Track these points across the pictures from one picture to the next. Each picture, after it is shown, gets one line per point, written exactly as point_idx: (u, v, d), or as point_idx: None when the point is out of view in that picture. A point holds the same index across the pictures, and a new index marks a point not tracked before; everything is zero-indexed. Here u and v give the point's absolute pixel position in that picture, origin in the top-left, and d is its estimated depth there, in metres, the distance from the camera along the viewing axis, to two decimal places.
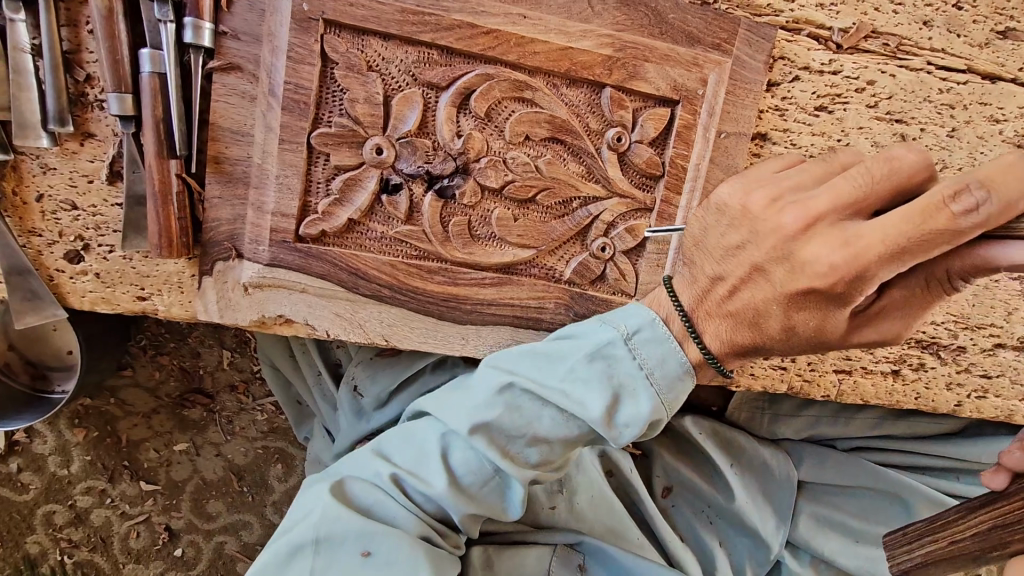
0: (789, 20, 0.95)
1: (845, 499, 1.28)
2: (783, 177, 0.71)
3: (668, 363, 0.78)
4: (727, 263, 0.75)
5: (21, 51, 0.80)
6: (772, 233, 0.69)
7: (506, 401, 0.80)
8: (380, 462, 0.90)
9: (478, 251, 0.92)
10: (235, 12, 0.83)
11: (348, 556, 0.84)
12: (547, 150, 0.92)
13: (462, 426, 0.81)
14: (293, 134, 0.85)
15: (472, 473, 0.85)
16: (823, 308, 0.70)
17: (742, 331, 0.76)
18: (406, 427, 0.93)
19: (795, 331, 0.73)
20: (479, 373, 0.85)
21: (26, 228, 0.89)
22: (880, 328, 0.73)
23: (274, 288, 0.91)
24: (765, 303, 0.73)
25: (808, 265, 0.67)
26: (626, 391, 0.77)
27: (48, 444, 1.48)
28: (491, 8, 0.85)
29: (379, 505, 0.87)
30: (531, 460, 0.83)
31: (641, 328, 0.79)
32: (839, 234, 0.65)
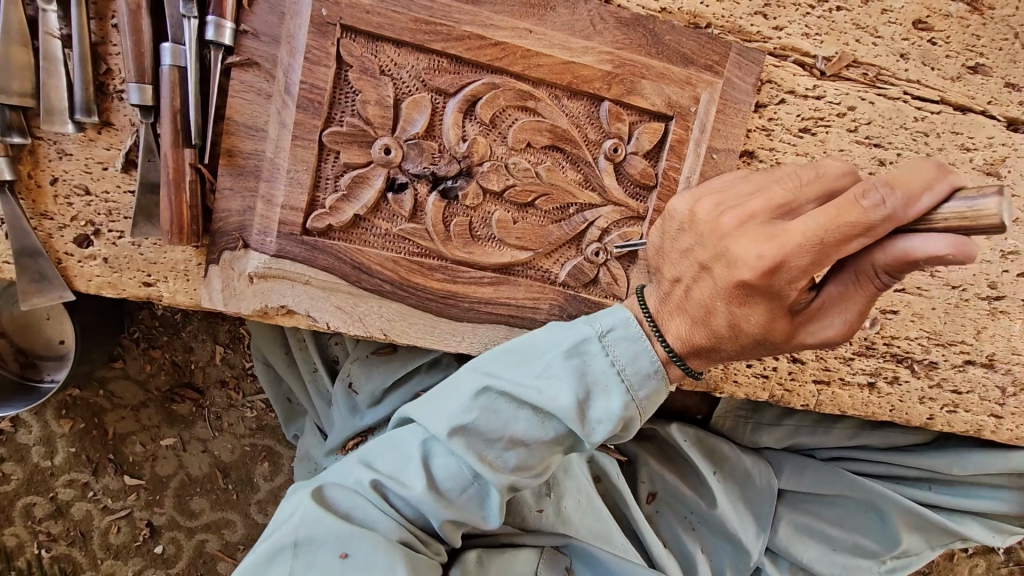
0: (777, 46, 1.02)
1: (824, 506, 1.35)
2: (732, 190, 0.77)
3: (639, 361, 0.81)
4: (681, 264, 0.80)
5: (52, 38, 0.84)
6: (713, 237, 0.74)
7: (483, 403, 0.83)
8: (363, 469, 0.92)
9: (478, 252, 0.96)
10: (257, 12, 0.87)
11: (329, 559, 0.86)
12: (547, 157, 0.96)
13: (441, 428, 0.84)
14: (306, 131, 0.89)
15: (451, 478, 0.87)
16: (762, 304, 0.73)
17: (699, 331, 0.79)
18: (390, 434, 0.95)
19: (740, 327, 0.76)
20: (461, 376, 0.88)
21: (38, 210, 0.91)
22: (826, 327, 0.74)
23: (277, 278, 0.94)
24: (711, 300, 0.76)
25: (738, 259, 0.71)
26: (598, 387, 0.81)
27: (33, 435, 1.47)
28: (501, 22, 0.91)
29: (359, 511, 0.89)
30: (508, 463, 0.85)
31: (614, 328, 0.82)
32: (767, 230, 0.69)
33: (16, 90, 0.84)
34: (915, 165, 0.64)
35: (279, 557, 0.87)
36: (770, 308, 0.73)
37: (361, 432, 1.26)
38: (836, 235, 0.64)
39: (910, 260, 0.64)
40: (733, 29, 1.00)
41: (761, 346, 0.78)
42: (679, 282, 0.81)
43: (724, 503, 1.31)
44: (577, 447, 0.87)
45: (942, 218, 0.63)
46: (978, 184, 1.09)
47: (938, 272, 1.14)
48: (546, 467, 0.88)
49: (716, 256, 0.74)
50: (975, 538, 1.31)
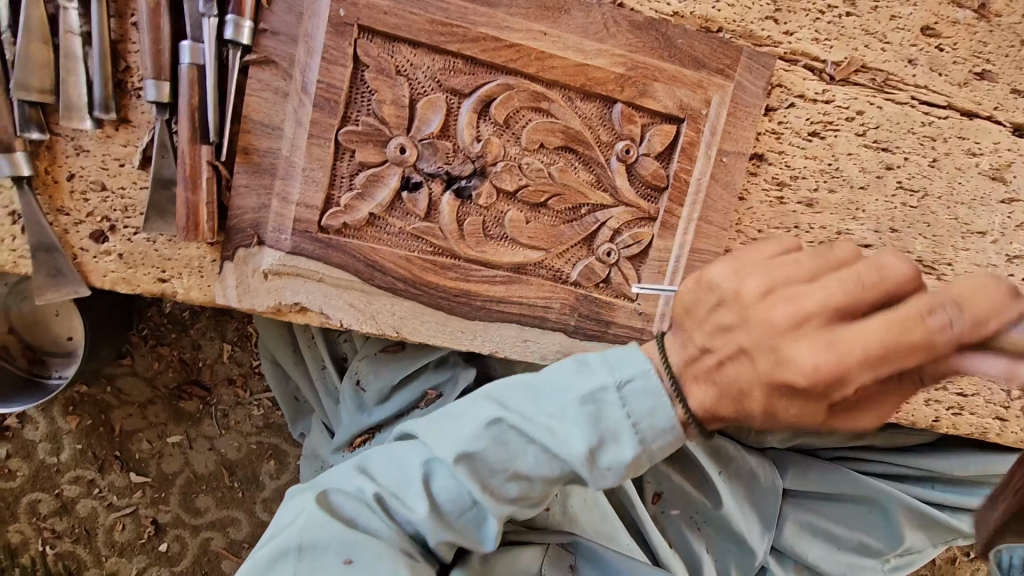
0: (787, 51, 1.03)
1: (829, 506, 1.36)
2: (779, 267, 0.71)
3: (655, 415, 0.76)
4: (717, 339, 0.74)
5: (71, 35, 0.85)
6: (761, 325, 0.69)
7: (492, 435, 0.81)
8: (367, 478, 0.92)
9: (491, 251, 0.97)
10: (275, 12, 0.88)
11: (327, 565, 0.86)
12: (560, 158, 0.97)
13: (447, 456, 0.82)
14: (322, 130, 0.90)
15: (452, 501, 0.87)
16: (805, 403, 0.69)
17: (724, 404, 0.74)
18: (392, 449, 0.93)
19: (774, 416, 0.72)
20: (470, 406, 0.85)
21: (55, 205, 0.92)
22: (860, 420, 0.72)
23: (291, 275, 0.94)
24: (748, 385, 0.71)
25: (791, 361, 0.66)
26: (610, 436, 0.77)
27: (39, 431, 1.48)
28: (516, 24, 0.92)
29: (360, 518, 0.89)
30: (508, 495, 0.83)
31: (635, 377, 0.77)
32: (826, 336, 0.66)
33: (35, 86, 0.85)
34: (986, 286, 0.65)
35: (279, 558, 0.87)
36: (812, 406, 0.69)
37: (369, 430, 1.26)
38: (898, 351, 0.64)
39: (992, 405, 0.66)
40: (744, 33, 1.01)
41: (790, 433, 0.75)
42: (709, 355, 0.75)
43: (730, 504, 1.31)
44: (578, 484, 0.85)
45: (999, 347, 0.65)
46: (984, 189, 1.11)
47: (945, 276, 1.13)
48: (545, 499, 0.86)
49: (759, 344, 0.69)
50: None
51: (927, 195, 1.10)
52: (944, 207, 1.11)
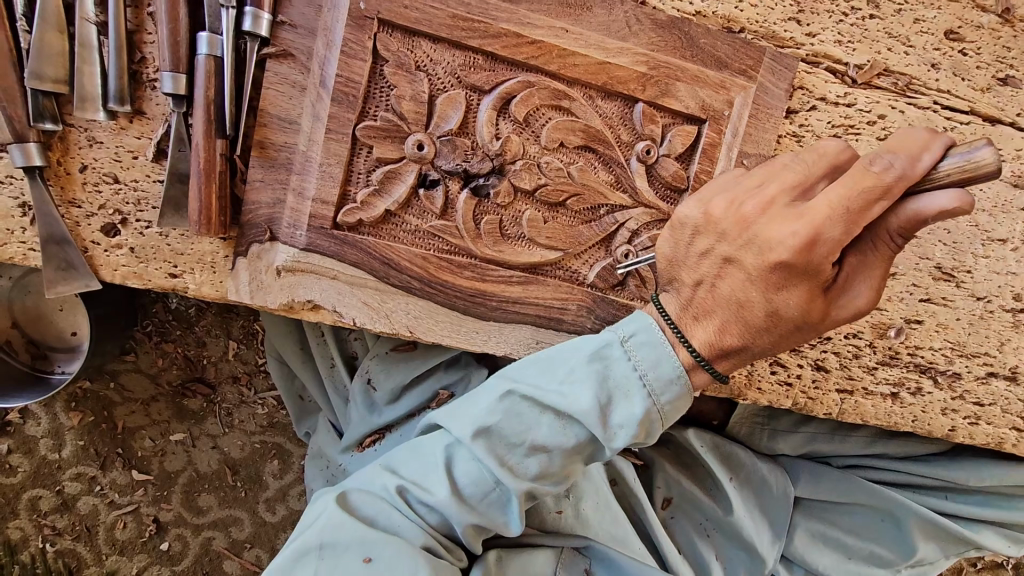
0: (809, 53, 1.02)
1: (840, 514, 1.35)
2: (734, 184, 0.78)
3: (662, 365, 0.79)
4: (702, 264, 0.79)
5: (87, 23, 0.84)
6: (738, 225, 0.74)
7: (506, 405, 0.82)
8: (386, 475, 0.91)
9: (508, 250, 0.95)
10: (295, 5, 0.87)
11: (352, 564, 0.84)
12: (579, 157, 0.96)
13: (465, 429, 0.83)
14: (340, 125, 0.89)
15: (473, 484, 0.85)
16: (799, 286, 0.73)
17: (731, 333, 0.79)
18: (413, 442, 0.94)
19: (779, 315, 0.75)
20: (484, 383, 0.88)
21: (66, 197, 0.90)
22: (855, 300, 0.74)
23: (305, 273, 0.93)
24: (745, 292, 0.76)
25: (773, 244, 0.71)
26: (620, 392, 0.79)
27: (41, 427, 1.46)
28: (538, 20, 0.90)
29: (383, 514, 0.88)
30: (530, 470, 0.83)
31: (636, 332, 0.81)
32: (793, 211, 0.71)
33: (51, 76, 0.84)
34: (907, 130, 0.66)
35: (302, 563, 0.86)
36: (807, 289, 0.73)
37: (378, 430, 1.26)
38: (859, 203, 0.66)
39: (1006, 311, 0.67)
40: (766, 34, 1.00)
41: (800, 331, 0.77)
42: (703, 284, 0.80)
43: (741, 510, 1.31)
44: (598, 456, 0.85)
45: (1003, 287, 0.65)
46: (1005, 196, 1.10)
47: (964, 284, 1.13)
48: (567, 475, 0.86)
49: (743, 246, 0.74)
50: (988, 547, 1.30)
51: None
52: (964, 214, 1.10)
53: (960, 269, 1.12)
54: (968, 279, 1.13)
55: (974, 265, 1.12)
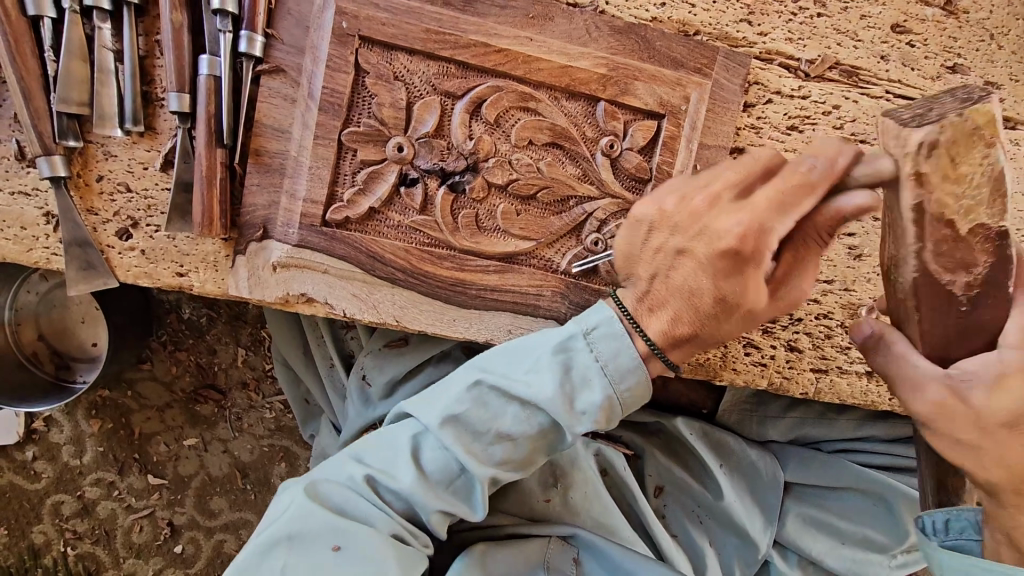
0: (761, 51, 1.09)
1: (831, 500, 1.36)
2: (683, 185, 0.86)
3: (620, 356, 0.84)
4: (659, 258, 0.85)
5: (105, 51, 0.95)
6: (688, 213, 0.83)
7: (475, 395, 0.88)
8: (356, 466, 0.94)
9: (484, 241, 1.03)
10: (285, 28, 0.97)
11: (321, 553, 0.88)
12: (548, 153, 1.03)
13: (435, 418, 0.88)
14: (327, 131, 0.98)
15: (440, 471, 0.90)
16: (744, 274, 0.80)
17: (684, 318, 0.84)
18: (382, 433, 0.98)
19: (726, 301, 0.82)
20: (454, 374, 0.93)
21: (86, 207, 1.00)
22: (792, 288, 0.84)
23: (299, 268, 1.01)
24: (697, 281, 0.82)
25: (722, 232, 0.79)
26: (583, 382, 0.85)
27: (65, 434, 1.56)
28: (503, 31, 0.99)
29: (353, 505, 0.91)
30: (496, 457, 0.89)
31: (599, 325, 0.86)
32: (736, 206, 0.80)
33: (76, 100, 0.95)
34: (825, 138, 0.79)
35: (269, 556, 0.88)
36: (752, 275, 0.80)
37: (373, 425, 1.31)
38: (791, 188, 0.77)
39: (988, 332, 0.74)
40: (719, 35, 1.08)
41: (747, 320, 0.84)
42: (658, 277, 0.86)
43: (731, 496, 1.33)
44: (559, 444, 0.90)
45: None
46: None
47: None
48: (530, 462, 0.92)
49: (694, 237, 0.82)
50: None
51: None
52: None
53: None
54: None
55: None
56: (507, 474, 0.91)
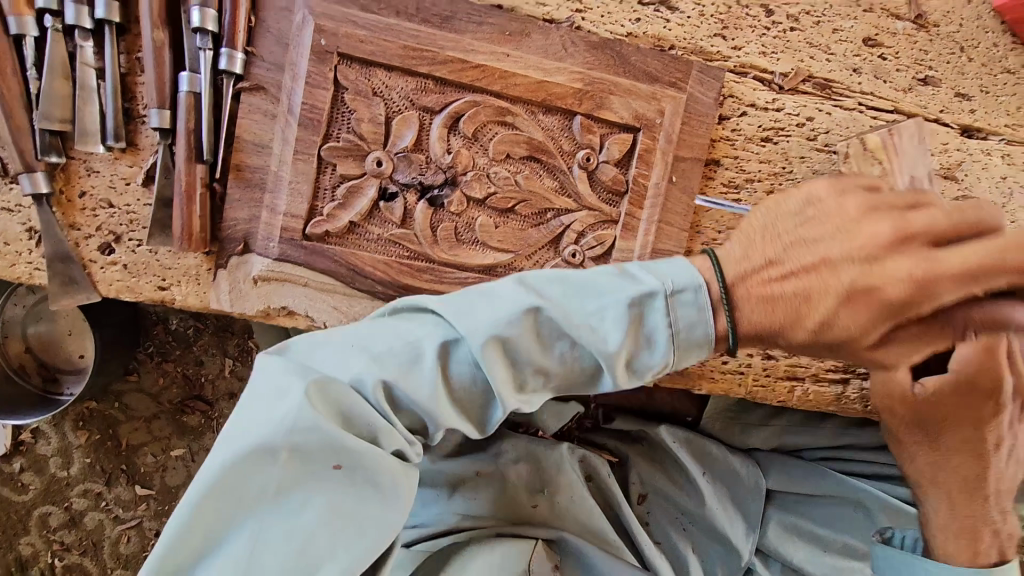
0: (736, 64, 1.11)
1: (812, 508, 1.38)
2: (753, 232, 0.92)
3: (695, 328, 0.84)
4: (768, 253, 0.88)
5: (88, 68, 0.96)
6: (766, 243, 0.90)
7: (530, 321, 0.80)
8: (369, 367, 0.78)
9: (463, 254, 1.04)
10: (264, 45, 0.99)
11: (319, 468, 0.77)
12: (525, 167, 1.05)
13: (489, 345, 0.78)
14: (306, 147, 0.99)
15: (466, 391, 0.82)
16: (858, 305, 0.86)
17: (776, 314, 0.87)
18: (398, 328, 0.83)
19: (830, 326, 0.87)
20: (502, 290, 0.83)
21: (68, 222, 1.02)
22: (843, 331, 0.87)
23: (279, 281, 1.02)
24: (813, 295, 0.87)
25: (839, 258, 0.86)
26: (648, 337, 0.83)
27: (52, 446, 1.56)
28: (480, 47, 1.01)
29: (362, 418, 0.78)
30: (529, 389, 0.84)
31: (684, 289, 0.84)
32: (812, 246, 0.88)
33: (59, 117, 0.96)
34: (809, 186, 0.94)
35: (257, 465, 0.75)
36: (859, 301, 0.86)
37: None
38: (836, 222, 0.89)
39: (997, 316, 0.90)
40: (694, 50, 1.10)
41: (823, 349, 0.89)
42: (761, 291, 0.87)
43: (713, 503, 1.34)
44: (581, 387, 0.88)
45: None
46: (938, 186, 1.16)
47: None
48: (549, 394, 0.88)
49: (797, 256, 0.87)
50: None
51: None
52: None
53: None
54: None
55: None
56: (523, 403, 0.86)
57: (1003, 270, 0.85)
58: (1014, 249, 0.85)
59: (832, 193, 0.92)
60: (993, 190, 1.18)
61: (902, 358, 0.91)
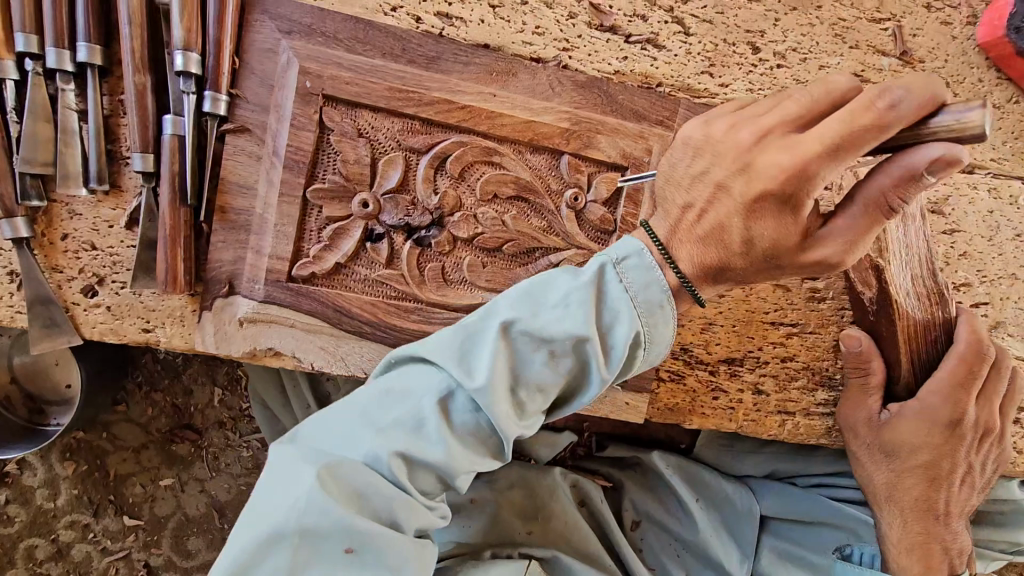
0: (723, 101, 1.11)
1: (807, 535, 1.36)
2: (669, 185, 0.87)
3: (651, 289, 0.84)
4: (693, 192, 0.85)
5: (69, 111, 0.95)
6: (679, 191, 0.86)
7: (507, 339, 0.80)
8: (372, 437, 0.77)
9: (451, 294, 1.03)
10: (249, 87, 0.98)
11: (333, 555, 0.75)
12: (513, 206, 1.04)
13: (479, 379, 0.78)
14: (292, 189, 0.98)
15: (471, 432, 0.80)
16: (773, 216, 0.80)
17: (712, 252, 0.84)
18: (388, 387, 0.82)
19: (754, 242, 0.82)
20: (473, 321, 0.83)
21: (51, 264, 1.00)
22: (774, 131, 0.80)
23: (266, 322, 1.01)
24: (727, 219, 0.82)
25: (763, 170, 0.78)
26: (616, 316, 0.83)
27: (38, 477, 1.54)
28: (466, 88, 1.01)
29: (370, 493, 0.76)
30: (530, 412, 0.83)
31: (629, 256, 0.85)
32: (726, 171, 0.81)
33: (40, 160, 0.95)
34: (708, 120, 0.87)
35: (266, 556, 0.73)
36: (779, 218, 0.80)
37: None
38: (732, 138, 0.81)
39: (914, 167, 0.74)
40: (681, 87, 1.10)
41: (771, 263, 0.84)
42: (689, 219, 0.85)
43: (706, 529, 1.33)
44: (581, 398, 0.87)
45: (934, 130, 0.73)
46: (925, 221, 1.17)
47: None
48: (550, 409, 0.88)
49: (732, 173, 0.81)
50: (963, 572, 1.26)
51: None
52: None
53: None
54: None
55: None
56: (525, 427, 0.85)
57: (871, 139, 0.73)
58: (861, 121, 0.72)
59: (701, 125, 0.85)
60: (981, 223, 1.19)
61: (842, 234, 0.81)
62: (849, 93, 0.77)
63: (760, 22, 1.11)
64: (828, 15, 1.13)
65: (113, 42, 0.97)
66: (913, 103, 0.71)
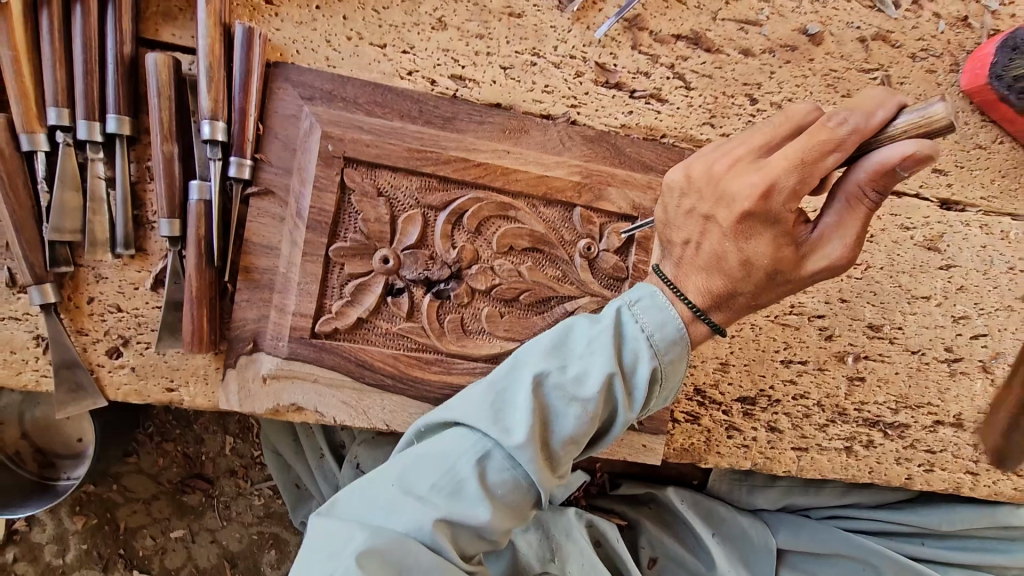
0: None
1: (823, 567, 1.37)
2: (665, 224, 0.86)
3: (666, 326, 0.84)
4: (685, 226, 0.84)
5: (98, 179, 0.97)
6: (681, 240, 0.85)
7: (535, 392, 0.83)
8: (412, 502, 0.79)
9: (470, 344, 1.06)
10: (273, 150, 1.02)
11: None
12: (528, 257, 1.08)
13: (510, 434, 0.80)
14: (315, 248, 1.01)
15: (506, 486, 0.82)
16: (763, 234, 0.78)
17: (715, 279, 0.82)
18: (423, 448, 0.84)
19: (751, 263, 0.80)
20: (501, 376, 0.86)
21: (77, 327, 1.02)
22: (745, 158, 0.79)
23: (289, 379, 1.03)
24: (719, 246, 0.80)
25: (735, 193, 0.77)
26: (638, 361, 0.83)
27: (47, 533, 1.51)
28: (483, 146, 1.05)
29: (407, 563, 0.76)
30: (563, 460, 0.84)
31: (641, 298, 0.86)
32: (712, 206, 0.80)
33: (69, 228, 0.97)
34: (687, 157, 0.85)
35: None
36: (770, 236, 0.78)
37: None
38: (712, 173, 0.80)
39: (885, 163, 0.70)
40: (685, 137, 1.16)
41: (773, 280, 0.81)
42: (689, 244, 0.84)
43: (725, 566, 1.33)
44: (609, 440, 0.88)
45: (901, 130, 0.71)
46: (921, 258, 1.22)
47: (897, 339, 1.23)
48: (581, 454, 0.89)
49: (715, 203, 0.79)
50: None
51: (870, 266, 1.20)
52: (887, 276, 1.21)
53: (891, 326, 1.23)
54: (900, 335, 1.23)
55: (903, 322, 1.23)
56: (558, 477, 0.86)
57: (834, 152, 0.72)
58: (820, 137, 0.72)
59: (680, 166, 0.84)
60: (976, 258, 1.23)
61: (834, 233, 0.77)
62: (806, 120, 0.79)
63: (756, 74, 1.17)
64: (820, 67, 1.19)
65: (141, 112, 1.00)
66: (858, 117, 0.72)
